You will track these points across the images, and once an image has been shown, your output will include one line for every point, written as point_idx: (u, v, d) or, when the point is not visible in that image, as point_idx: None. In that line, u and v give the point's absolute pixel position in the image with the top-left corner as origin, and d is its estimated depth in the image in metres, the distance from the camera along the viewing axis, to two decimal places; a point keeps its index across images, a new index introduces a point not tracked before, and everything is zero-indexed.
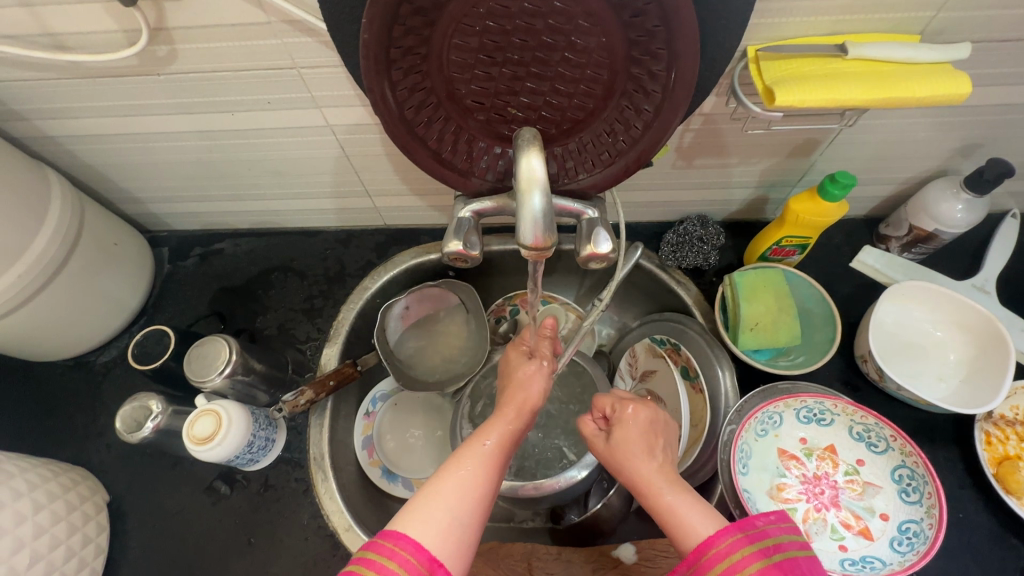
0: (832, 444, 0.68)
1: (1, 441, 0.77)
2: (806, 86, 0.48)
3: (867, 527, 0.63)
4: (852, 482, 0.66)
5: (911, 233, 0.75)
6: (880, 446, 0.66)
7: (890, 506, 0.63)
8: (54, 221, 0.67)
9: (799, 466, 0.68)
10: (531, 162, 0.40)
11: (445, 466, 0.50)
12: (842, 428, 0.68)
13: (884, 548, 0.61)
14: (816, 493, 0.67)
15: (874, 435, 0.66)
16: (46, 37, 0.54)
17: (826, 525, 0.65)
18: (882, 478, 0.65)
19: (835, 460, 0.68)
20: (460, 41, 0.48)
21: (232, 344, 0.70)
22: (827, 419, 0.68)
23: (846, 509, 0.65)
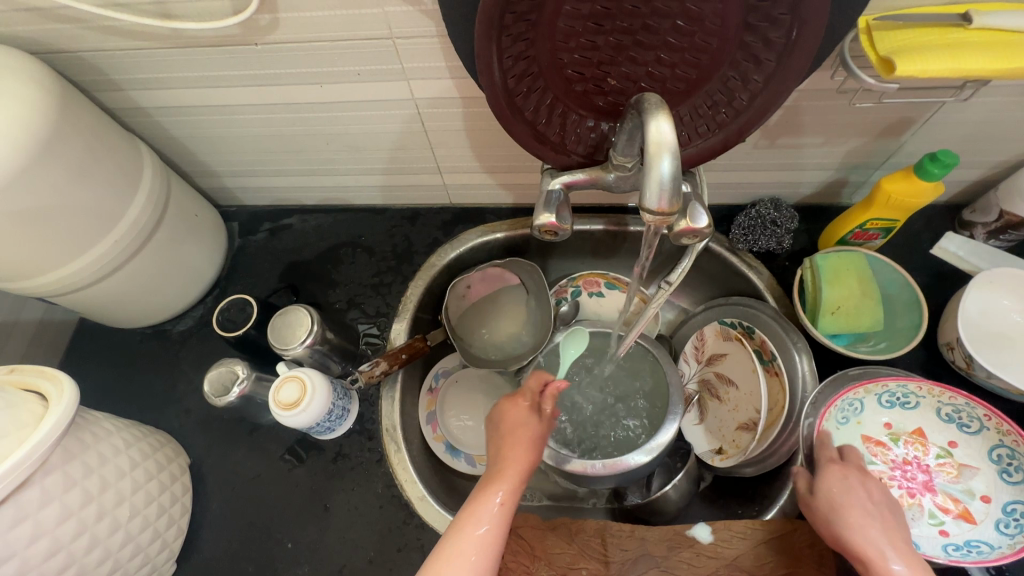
0: (920, 427, 0.67)
1: (87, 402, 0.80)
2: (928, 55, 0.47)
3: (968, 510, 0.62)
4: (946, 465, 0.65)
5: (1002, 219, 0.73)
6: (973, 427, 0.64)
7: (990, 487, 0.62)
8: (146, 188, 0.69)
9: (886, 452, 0.67)
10: (661, 126, 0.39)
11: (455, 529, 0.53)
12: (930, 410, 0.66)
13: (990, 530, 0.60)
14: (908, 477, 0.65)
15: (966, 415, 0.64)
16: (154, 5, 0.56)
17: (922, 510, 0.63)
18: (980, 459, 0.63)
19: (925, 444, 0.66)
20: (571, 8, 0.47)
21: (314, 314, 0.71)
22: (911, 402, 0.67)
23: (943, 492, 0.64)
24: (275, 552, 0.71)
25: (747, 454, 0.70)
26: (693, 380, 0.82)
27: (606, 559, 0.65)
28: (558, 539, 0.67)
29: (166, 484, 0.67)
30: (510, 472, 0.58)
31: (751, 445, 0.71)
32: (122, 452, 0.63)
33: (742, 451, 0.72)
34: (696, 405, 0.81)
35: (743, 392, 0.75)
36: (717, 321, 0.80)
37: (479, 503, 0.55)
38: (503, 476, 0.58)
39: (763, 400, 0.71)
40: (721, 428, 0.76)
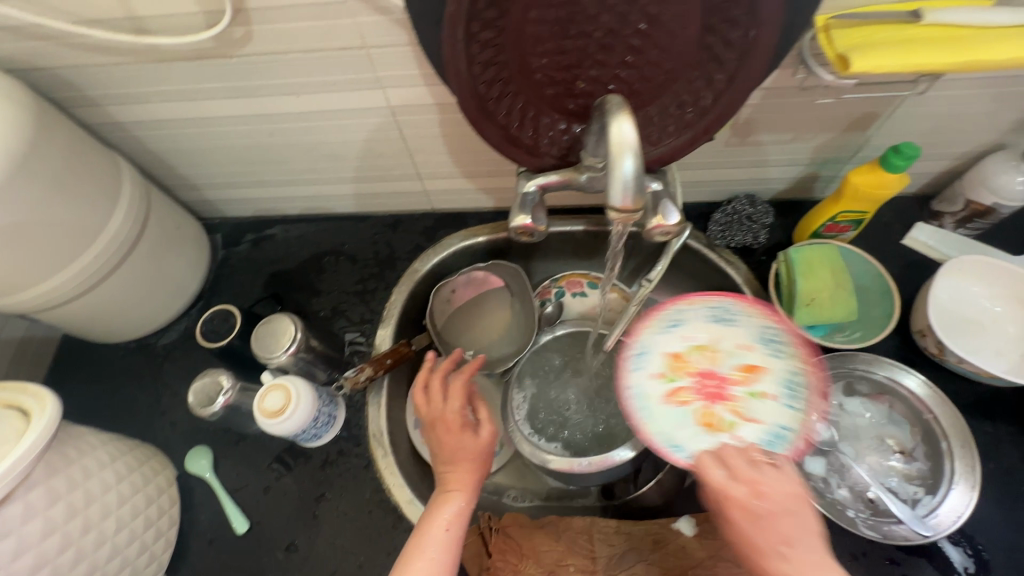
0: (676, 352, 0.61)
1: (72, 419, 0.79)
2: (882, 51, 0.49)
3: (756, 410, 0.55)
4: (741, 370, 0.58)
5: (968, 208, 0.75)
6: (734, 317, 0.62)
7: (744, 338, 0.60)
8: (125, 203, 0.70)
9: (684, 394, 0.58)
10: (622, 127, 0.40)
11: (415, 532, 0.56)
12: (697, 318, 0.63)
13: (772, 430, 0.54)
14: (705, 387, 0.58)
15: (726, 311, 0.62)
16: (128, 21, 0.56)
17: (722, 420, 0.55)
18: (910, 440, 0.66)
19: (687, 360, 0.60)
20: (537, 14, 0.48)
21: (297, 322, 0.72)
22: (676, 323, 0.63)
23: (738, 395, 0.57)
24: (265, 561, 0.71)
25: None
26: None
27: (593, 556, 0.66)
28: (545, 536, 0.67)
29: (152, 497, 0.67)
30: (456, 493, 0.59)
31: None
32: (107, 465, 0.63)
33: None
34: None
35: None
36: None
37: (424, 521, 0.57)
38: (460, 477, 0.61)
39: None
40: None
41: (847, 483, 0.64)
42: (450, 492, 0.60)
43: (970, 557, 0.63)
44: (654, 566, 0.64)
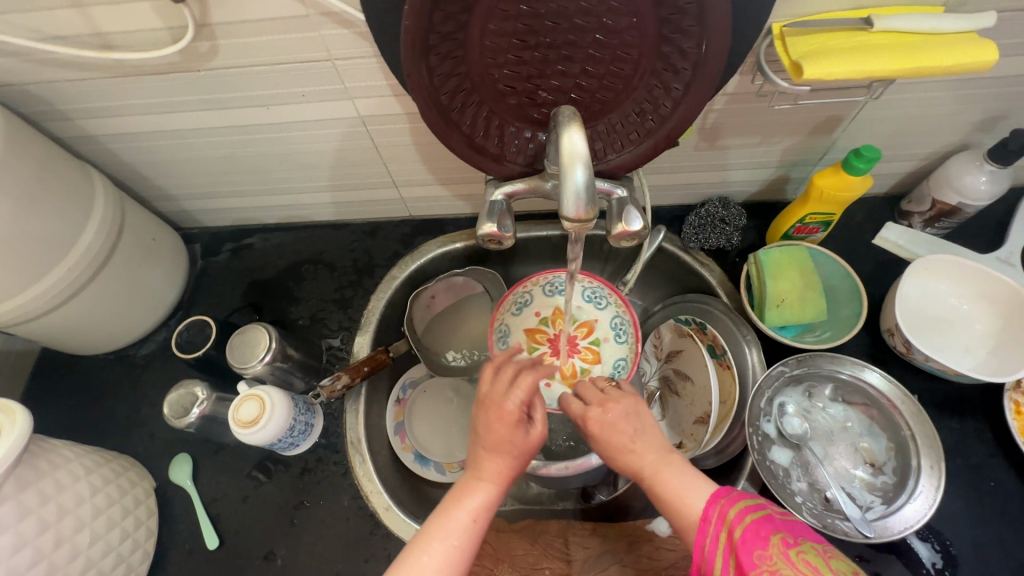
0: (530, 326, 0.76)
1: (50, 432, 0.80)
2: (833, 59, 0.49)
3: (599, 354, 0.74)
4: (583, 327, 0.76)
5: (935, 208, 0.76)
6: (559, 288, 0.77)
7: (578, 301, 0.77)
8: (98, 216, 0.70)
9: (544, 360, 0.74)
10: (573, 138, 0.41)
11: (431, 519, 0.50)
12: (510, 313, 0.77)
13: (612, 366, 0.74)
14: (559, 346, 0.74)
15: (555, 284, 0.77)
16: (94, 37, 0.57)
17: (575, 369, 0.73)
18: (882, 452, 0.66)
19: (542, 330, 0.75)
20: (495, 26, 0.49)
21: (272, 332, 0.72)
22: (518, 310, 0.77)
23: (584, 347, 0.75)
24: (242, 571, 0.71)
25: (701, 447, 0.71)
26: (654, 377, 0.84)
27: (569, 559, 0.66)
28: (521, 540, 0.68)
29: (128, 509, 0.68)
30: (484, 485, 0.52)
31: (705, 439, 0.71)
32: (81, 478, 0.63)
33: (697, 445, 0.73)
34: (658, 401, 0.83)
35: (697, 388, 0.76)
36: (673, 318, 0.82)
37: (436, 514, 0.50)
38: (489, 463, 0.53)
39: (714, 394, 0.72)
40: (679, 423, 0.78)
41: (807, 477, 0.65)
42: (479, 483, 0.52)
43: (937, 553, 0.64)
44: (630, 568, 0.63)
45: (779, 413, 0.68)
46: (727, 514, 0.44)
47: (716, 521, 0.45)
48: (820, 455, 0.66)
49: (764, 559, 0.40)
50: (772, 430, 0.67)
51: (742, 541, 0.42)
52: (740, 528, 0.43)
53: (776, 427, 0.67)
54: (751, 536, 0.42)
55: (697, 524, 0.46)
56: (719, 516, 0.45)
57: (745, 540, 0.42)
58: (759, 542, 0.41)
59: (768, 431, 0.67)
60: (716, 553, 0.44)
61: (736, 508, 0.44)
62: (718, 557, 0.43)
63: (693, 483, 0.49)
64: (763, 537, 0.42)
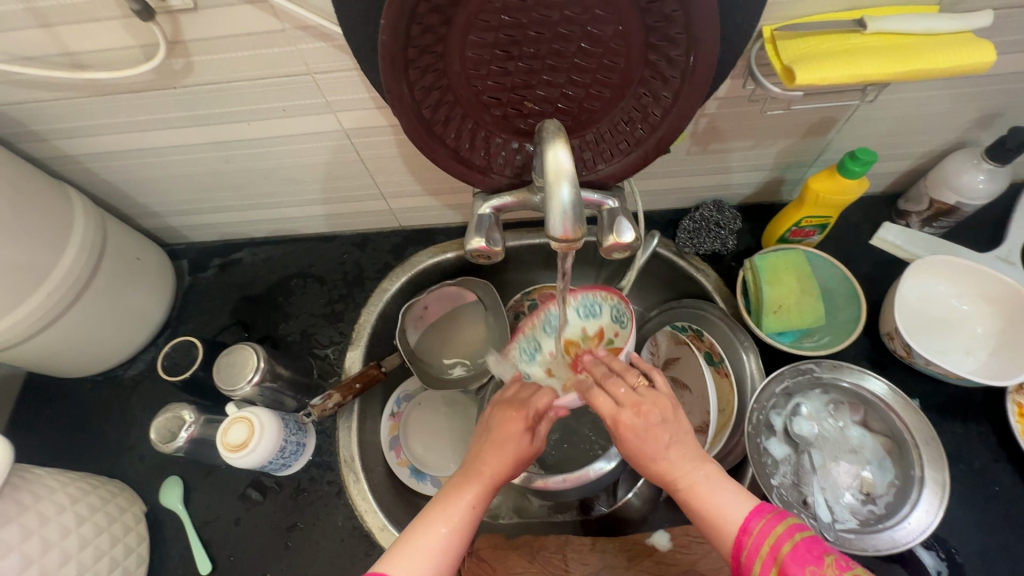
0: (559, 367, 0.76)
1: (37, 458, 0.78)
2: (826, 63, 0.48)
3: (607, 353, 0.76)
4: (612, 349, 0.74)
5: (932, 207, 0.75)
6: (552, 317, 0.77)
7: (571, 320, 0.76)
8: (78, 237, 0.68)
9: None
10: (558, 154, 0.40)
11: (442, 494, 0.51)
12: (536, 368, 0.76)
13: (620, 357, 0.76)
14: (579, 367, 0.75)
15: (543, 320, 0.77)
16: (64, 57, 0.55)
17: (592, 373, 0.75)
18: (882, 485, 0.63)
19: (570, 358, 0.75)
20: (476, 38, 0.47)
21: (259, 352, 0.71)
22: (538, 360, 0.77)
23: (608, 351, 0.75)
24: None
25: None
26: None
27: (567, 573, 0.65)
28: (519, 557, 0.67)
29: (118, 537, 0.67)
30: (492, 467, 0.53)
31: (704, 448, 0.70)
32: (66, 509, 0.62)
33: None
34: None
35: (695, 396, 0.75)
36: (669, 325, 0.81)
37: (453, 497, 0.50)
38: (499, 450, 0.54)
39: (712, 402, 0.72)
40: None
41: (794, 476, 0.64)
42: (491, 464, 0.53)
43: (942, 561, 0.63)
44: None
45: (792, 411, 0.66)
46: (777, 529, 0.44)
47: (762, 535, 0.44)
48: (817, 464, 0.65)
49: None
50: (779, 425, 0.66)
51: (792, 558, 0.42)
52: (790, 545, 0.43)
53: (783, 422, 0.66)
54: (801, 554, 0.42)
55: (738, 535, 0.46)
56: (767, 531, 0.44)
57: (797, 557, 0.42)
58: (811, 560, 0.41)
59: (774, 421, 0.66)
60: (761, 567, 0.44)
61: (785, 523, 0.44)
62: (763, 568, 0.44)
63: (730, 495, 0.49)
64: (816, 555, 0.42)
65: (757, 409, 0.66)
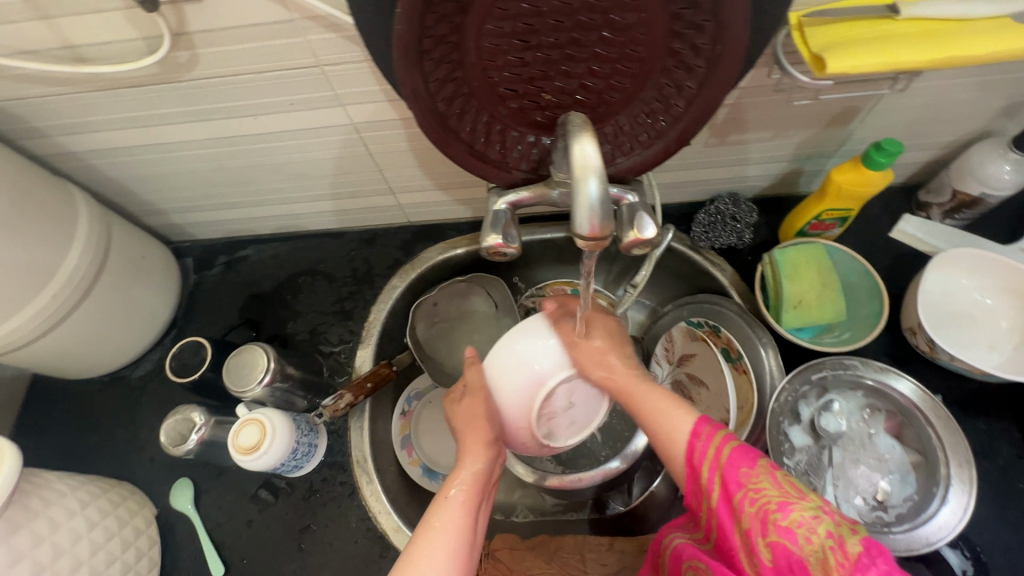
0: None
1: (45, 460, 0.77)
2: (857, 51, 0.46)
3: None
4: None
5: (955, 199, 0.73)
6: None
7: None
8: (83, 236, 0.67)
9: None
10: (585, 148, 0.38)
11: (428, 512, 0.50)
12: None
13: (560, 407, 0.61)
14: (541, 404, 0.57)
15: None
16: (65, 50, 0.53)
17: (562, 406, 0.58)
18: (900, 497, 0.62)
19: None
20: (493, 27, 0.46)
21: (269, 352, 0.70)
22: None
23: None
24: None
25: None
26: (667, 381, 0.82)
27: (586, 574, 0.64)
28: (537, 558, 0.66)
29: (129, 541, 0.66)
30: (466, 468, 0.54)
31: None
32: (77, 514, 0.61)
33: None
34: None
35: (712, 393, 0.74)
36: (684, 321, 0.79)
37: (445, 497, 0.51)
38: (468, 454, 0.55)
39: (732, 400, 0.70)
40: None
41: (809, 465, 0.64)
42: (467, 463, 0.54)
43: (967, 560, 0.62)
44: None
45: (823, 406, 0.65)
46: (716, 437, 0.46)
47: (708, 442, 0.46)
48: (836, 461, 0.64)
49: (750, 477, 0.43)
50: (806, 415, 0.66)
51: (730, 462, 0.44)
52: (727, 450, 0.45)
53: (812, 414, 0.66)
54: (739, 457, 0.44)
55: (690, 440, 0.48)
56: (711, 440, 0.46)
57: (732, 461, 0.44)
58: (747, 461, 0.44)
59: (802, 412, 0.66)
60: (705, 471, 0.46)
61: (723, 431, 0.46)
62: (708, 473, 0.46)
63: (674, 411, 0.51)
64: (751, 457, 0.44)
65: (791, 388, 0.65)
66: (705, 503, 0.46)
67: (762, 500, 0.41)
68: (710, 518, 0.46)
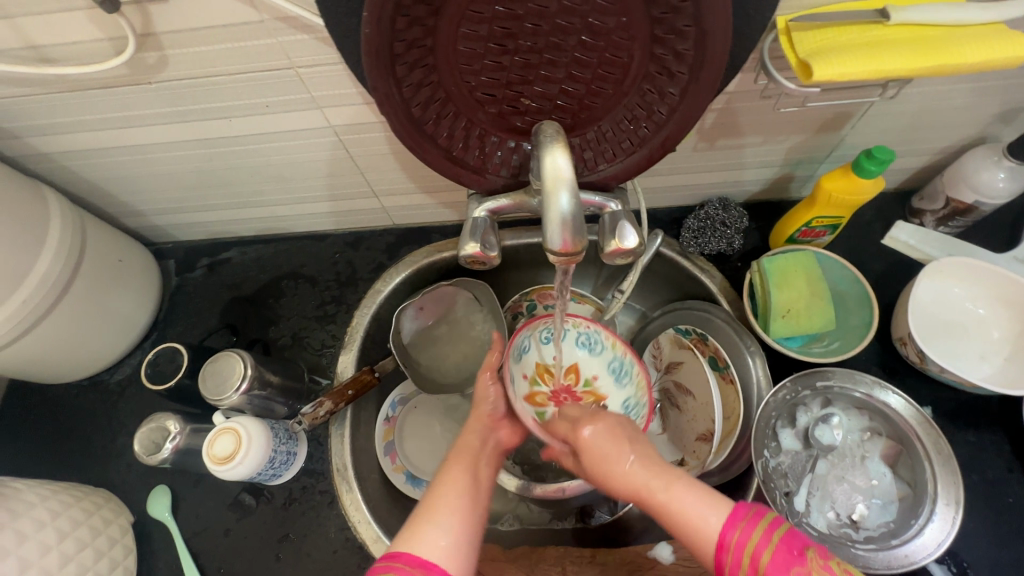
0: (598, 375, 0.76)
1: (22, 466, 0.76)
2: (844, 57, 0.45)
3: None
4: (591, 393, 0.75)
5: (948, 206, 0.71)
6: (626, 378, 0.75)
7: (609, 391, 0.75)
8: (55, 241, 0.65)
9: (540, 396, 0.76)
10: (557, 160, 0.37)
11: (441, 475, 0.53)
12: (605, 361, 0.76)
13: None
14: (561, 400, 0.75)
15: (625, 370, 0.75)
16: (28, 50, 0.51)
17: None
18: (875, 521, 0.61)
19: (578, 375, 0.76)
20: (468, 30, 0.44)
21: (247, 359, 0.68)
22: (626, 377, 0.75)
23: (584, 393, 0.75)
24: None
25: (705, 467, 0.68)
26: (656, 388, 0.80)
27: None
28: (518, 569, 0.66)
29: (103, 550, 0.65)
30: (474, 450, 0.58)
31: (709, 458, 0.68)
32: (47, 524, 0.61)
33: (701, 463, 0.69)
34: (659, 413, 0.79)
35: (699, 402, 0.72)
36: (672, 329, 0.77)
37: (456, 472, 0.54)
38: (472, 434, 0.61)
39: (717, 410, 0.69)
40: (683, 438, 0.74)
41: (789, 468, 0.64)
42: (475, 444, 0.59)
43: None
44: None
45: (822, 416, 0.64)
46: (752, 536, 0.41)
47: (740, 548, 0.41)
48: (820, 472, 0.64)
49: None
50: (802, 422, 0.65)
51: (773, 565, 0.39)
52: (769, 548, 0.40)
53: (808, 422, 0.65)
54: (783, 558, 0.39)
55: (717, 542, 0.43)
56: (744, 541, 0.41)
57: (778, 562, 0.40)
58: (795, 561, 0.39)
59: (798, 418, 0.65)
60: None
61: (759, 525, 0.42)
62: None
63: (707, 500, 0.45)
64: (798, 554, 0.40)
65: (791, 389, 0.65)
66: None
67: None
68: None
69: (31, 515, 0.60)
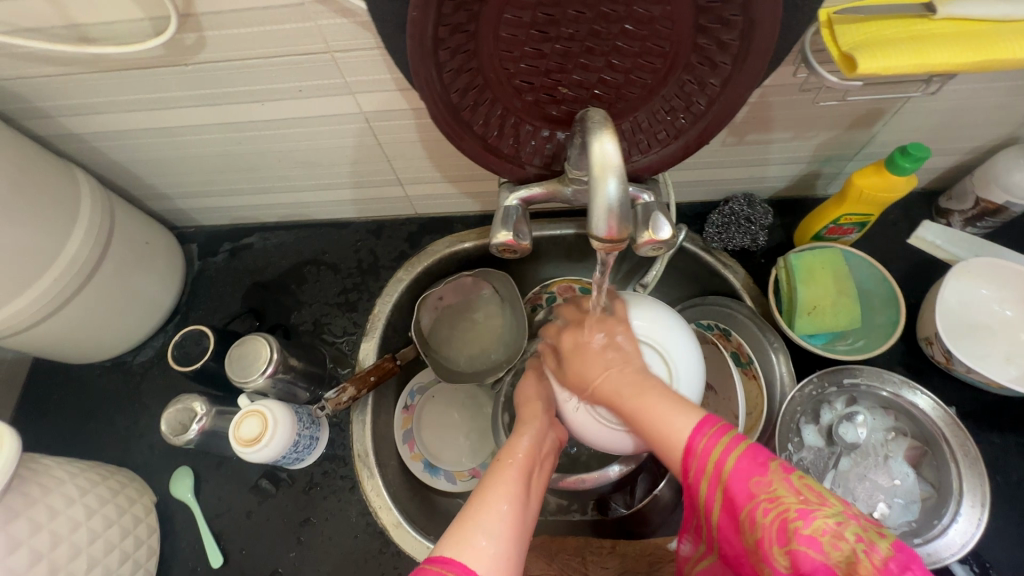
0: None
1: (48, 443, 0.77)
2: (890, 50, 0.44)
3: None
4: None
5: (977, 206, 0.71)
6: None
7: None
8: (86, 221, 0.66)
9: None
10: (605, 147, 0.38)
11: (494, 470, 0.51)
12: None
13: None
14: None
15: None
16: (68, 29, 0.52)
17: None
18: (897, 521, 0.60)
19: None
20: (511, 16, 0.44)
21: (272, 343, 0.69)
22: None
23: None
24: None
25: None
26: None
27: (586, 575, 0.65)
28: (538, 559, 0.65)
29: (128, 528, 0.66)
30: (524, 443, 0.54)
31: None
32: (76, 501, 0.61)
33: None
34: None
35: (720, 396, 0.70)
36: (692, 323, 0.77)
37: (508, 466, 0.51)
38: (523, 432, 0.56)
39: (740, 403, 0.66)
40: None
41: (812, 464, 0.64)
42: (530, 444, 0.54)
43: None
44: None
45: (846, 414, 0.64)
46: (717, 448, 0.42)
47: (706, 454, 0.42)
48: (842, 469, 0.64)
49: (765, 487, 0.40)
50: (826, 419, 0.65)
51: (738, 472, 0.41)
52: (734, 458, 0.41)
53: (832, 420, 0.64)
54: (747, 464, 0.41)
55: (684, 452, 0.44)
56: (707, 452, 0.42)
57: (742, 470, 0.41)
58: (758, 470, 0.40)
59: (822, 415, 0.65)
60: (705, 483, 0.43)
61: (728, 435, 0.42)
62: (708, 488, 0.43)
63: (675, 408, 0.46)
64: (762, 463, 0.41)
65: (818, 385, 0.65)
66: (705, 513, 0.44)
67: (781, 507, 0.39)
68: (713, 528, 0.44)
69: (61, 491, 0.60)
